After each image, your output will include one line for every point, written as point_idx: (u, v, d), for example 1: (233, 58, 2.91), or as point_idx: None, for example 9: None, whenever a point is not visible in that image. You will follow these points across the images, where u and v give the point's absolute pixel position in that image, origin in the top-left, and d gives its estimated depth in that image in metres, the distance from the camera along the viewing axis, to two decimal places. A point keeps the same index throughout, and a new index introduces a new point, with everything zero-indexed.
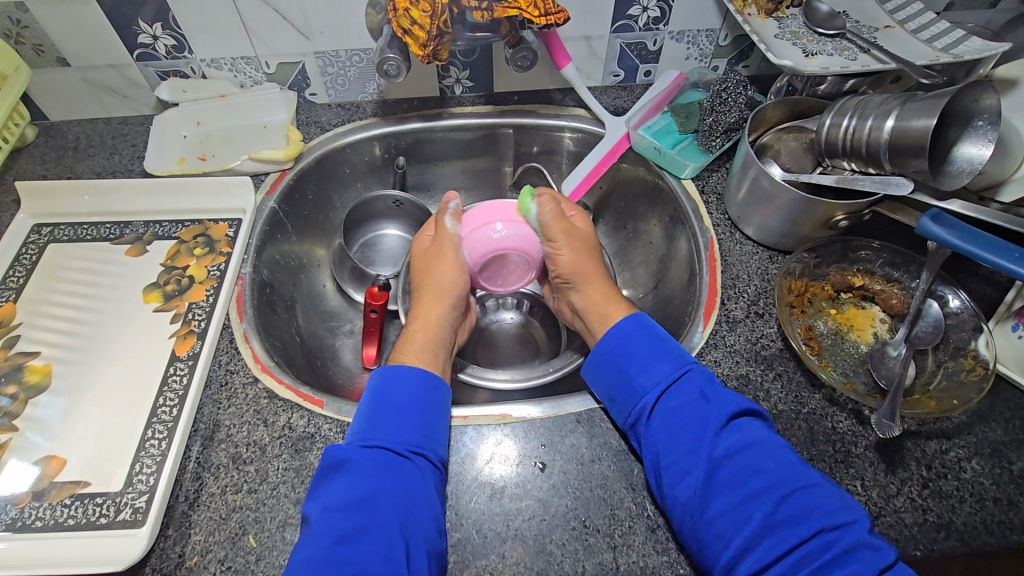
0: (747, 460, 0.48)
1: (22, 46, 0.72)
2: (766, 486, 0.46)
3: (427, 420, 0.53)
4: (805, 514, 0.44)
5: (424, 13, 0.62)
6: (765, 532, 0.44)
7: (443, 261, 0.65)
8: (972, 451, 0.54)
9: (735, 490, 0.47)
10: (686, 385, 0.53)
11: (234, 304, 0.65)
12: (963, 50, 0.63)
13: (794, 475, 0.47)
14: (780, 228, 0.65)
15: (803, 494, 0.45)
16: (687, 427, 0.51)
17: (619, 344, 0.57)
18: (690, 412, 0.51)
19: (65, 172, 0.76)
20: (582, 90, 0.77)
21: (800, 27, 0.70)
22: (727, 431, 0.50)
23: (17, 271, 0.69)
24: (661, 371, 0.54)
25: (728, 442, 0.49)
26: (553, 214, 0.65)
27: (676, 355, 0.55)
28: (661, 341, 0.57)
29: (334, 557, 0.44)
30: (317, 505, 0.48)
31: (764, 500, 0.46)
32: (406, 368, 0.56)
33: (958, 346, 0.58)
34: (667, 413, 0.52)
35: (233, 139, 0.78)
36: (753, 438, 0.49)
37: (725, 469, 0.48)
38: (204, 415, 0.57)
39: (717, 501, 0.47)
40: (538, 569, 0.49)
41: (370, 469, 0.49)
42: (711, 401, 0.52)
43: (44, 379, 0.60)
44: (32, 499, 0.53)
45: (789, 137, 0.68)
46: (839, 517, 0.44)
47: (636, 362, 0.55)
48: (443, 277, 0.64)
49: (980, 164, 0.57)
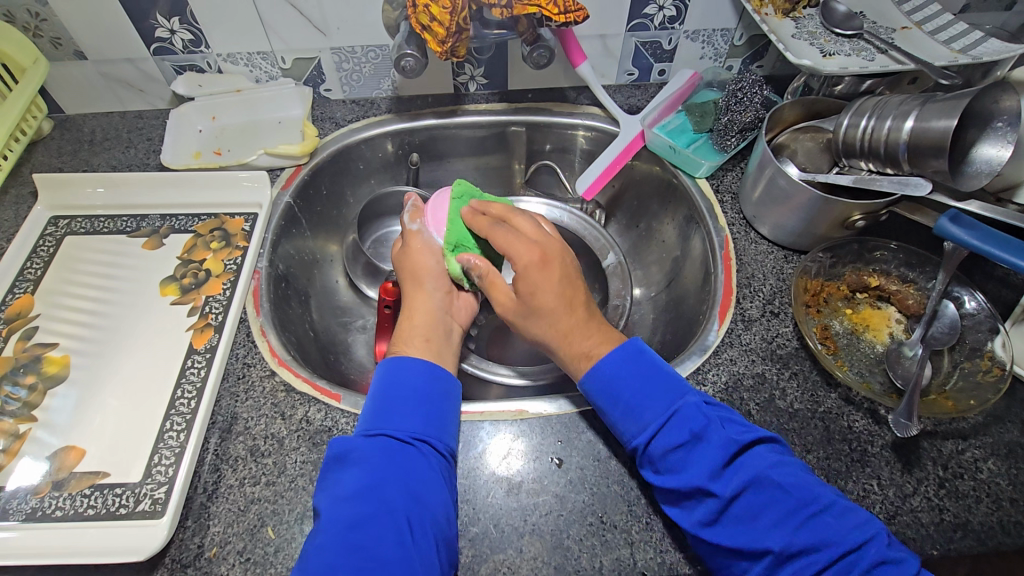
0: (754, 497, 0.46)
1: (40, 39, 0.72)
2: (777, 520, 0.45)
3: (430, 408, 0.53)
4: (819, 541, 0.43)
5: (443, 9, 0.62)
6: (785, 561, 0.44)
7: (415, 250, 0.66)
8: (989, 452, 0.54)
9: (748, 525, 0.45)
10: (676, 426, 0.50)
11: (251, 298, 0.66)
12: (981, 51, 0.63)
13: (807, 499, 0.45)
14: (796, 227, 0.65)
15: (818, 519, 0.44)
16: (683, 470, 0.48)
17: (605, 383, 0.53)
18: (684, 456, 0.49)
19: (82, 165, 0.76)
20: (597, 89, 0.77)
21: (817, 27, 0.70)
22: (727, 471, 0.47)
23: (35, 263, 0.69)
24: (648, 416, 0.51)
25: (732, 481, 0.47)
26: (490, 276, 0.61)
27: (663, 392, 0.52)
28: (647, 378, 0.53)
29: (343, 544, 0.44)
30: (326, 495, 0.47)
31: (777, 533, 0.44)
32: (411, 359, 0.55)
33: (974, 347, 0.58)
34: (660, 458, 0.49)
35: (249, 135, 0.79)
36: (756, 473, 0.47)
37: (732, 507, 0.46)
38: (222, 407, 0.57)
39: (729, 536, 0.46)
40: (556, 563, 0.49)
41: (375, 457, 0.49)
42: (705, 442, 0.49)
43: (62, 370, 0.60)
44: (52, 489, 0.53)
45: (806, 137, 0.68)
46: (856, 537, 0.43)
47: (621, 404, 0.52)
48: (421, 267, 0.65)
49: (998, 165, 0.57)
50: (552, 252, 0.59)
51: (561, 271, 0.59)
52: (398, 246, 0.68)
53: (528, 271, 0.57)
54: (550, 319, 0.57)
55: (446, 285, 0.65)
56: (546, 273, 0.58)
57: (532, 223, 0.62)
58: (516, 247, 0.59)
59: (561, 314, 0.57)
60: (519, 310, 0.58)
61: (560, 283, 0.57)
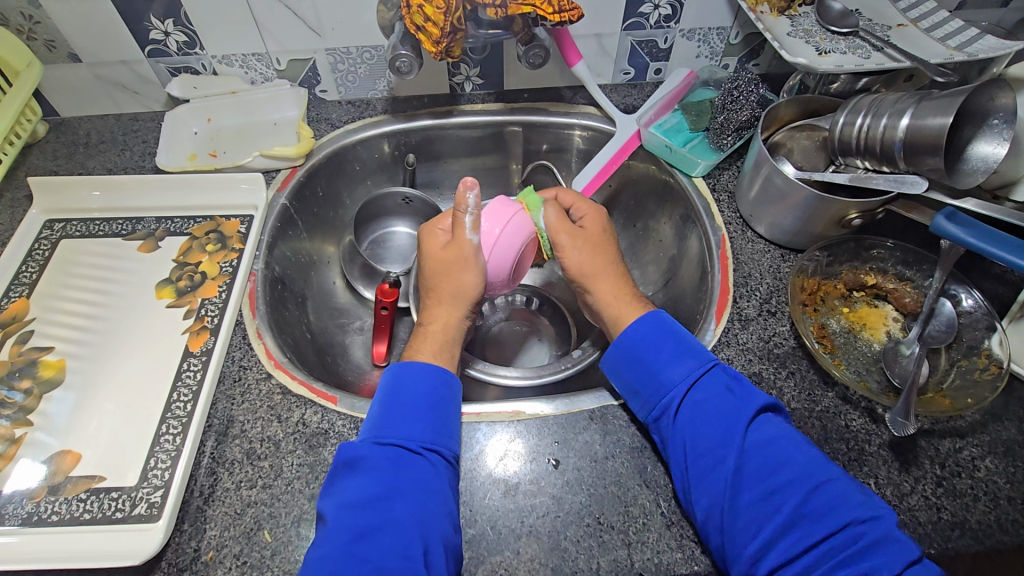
0: (775, 452, 0.48)
1: (34, 42, 0.72)
2: (795, 477, 0.46)
3: (437, 416, 0.52)
4: (833, 507, 0.44)
5: (438, 10, 0.62)
6: (794, 523, 0.45)
7: (460, 265, 0.62)
8: (986, 450, 0.54)
9: (766, 482, 0.47)
10: (712, 380, 0.53)
11: (246, 301, 0.65)
12: (977, 49, 0.63)
13: (819, 470, 0.47)
14: (793, 225, 0.64)
15: (833, 485, 0.46)
16: (714, 420, 0.50)
17: (640, 339, 0.56)
18: (717, 405, 0.51)
19: (76, 168, 0.76)
20: (593, 88, 0.77)
21: (812, 25, 0.70)
22: (753, 427, 0.50)
23: (30, 267, 0.69)
24: (685, 367, 0.54)
25: (757, 437, 0.49)
26: (557, 221, 0.65)
27: (698, 351, 0.55)
28: (683, 338, 0.56)
29: (348, 553, 0.44)
30: (332, 503, 0.47)
31: (793, 492, 0.46)
32: (419, 366, 0.55)
33: (971, 345, 0.58)
34: (693, 407, 0.52)
35: (244, 136, 0.78)
36: (779, 434, 0.49)
37: (754, 462, 0.48)
38: (219, 410, 0.57)
39: (748, 491, 0.47)
40: (553, 565, 0.49)
41: (383, 465, 0.49)
42: (738, 396, 0.52)
43: (58, 374, 0.60)
44: (47, 494, 0.53)
45: (801, 135, 0.68)
46: (866, 510, 0.44)
47: (656, 359, 0.55)
48: (460, 284, 0.62)
49: (995, 163, 0.56)
50: (605, 212, 0.67)
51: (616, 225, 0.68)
52: (438, 249, 0.63)
53: (593, 215, 0.66)
54: (605, 256, 0.64)
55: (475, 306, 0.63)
56: (603, 226, 0.66)
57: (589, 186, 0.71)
58: (583, 198, 0.67)
59: (614, 257, 0.65)
60: (584, 246, 0.64)
61: (610, 229, 0.67)
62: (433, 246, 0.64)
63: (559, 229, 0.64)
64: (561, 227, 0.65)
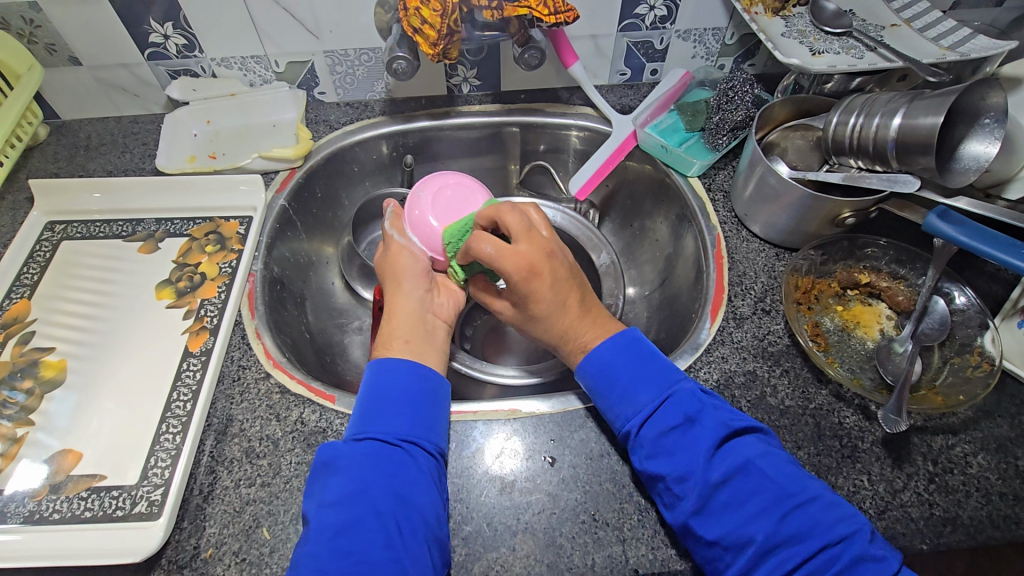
0: (744, 482, 0.47)
1: (35, 46, 0.72)
2: (765, 505, 0.46)
3: (414, 409, 0.53)
4: (807, 530, 0.44)
5: (435, 12, 0.62)
6: (766, 554, 0.44)
7: (395, 251, 0.66)
8: (978, 447, 0.54)
9: (735, 512, 0.46)
10: (671, 409, 0.51)
11: (245, 301, 0.66)
12: (970, 48, 0.63)
13: (793, 490, 0.46)
14: (787, 225, 0.65)
15: (803, 509, 0.45)
16: (676, 453, 0.49)
17: (600, 368, 0.55)
18: (679, 437, 0.50)
19: (77, 170, 0.76)
20: (590, 89, 0.78)
21: (806, 26, 0.70)
22: (719, 453, 0.48)
23: (31, 268, 0.69)
24: (643, 399, 0.52)
25: (723, 465, 0.48)
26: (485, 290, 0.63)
27: (658, 376, 0.53)
28: (642, 363, 0.54)
29: (332, 550, 0.44)
30: (313, 502, 0.48)
31: (763, 522, 0.45)
32: (388, 360, 0.56)
33: (964, 343, 0.58)
34: (653, 440, 0.50)
35: (243, 138, 0.79)
36: (747, 458, 0.48)
37: (722, 492, 0.47)
38: (218, 409, 0.58)
39: (716, 524, 0.46)
40: (548, 561, 0.50)
41: (361, 461, 0.49)
42: (700, 424, 0.50)
43: (58, 374, 0.61)
44: (49, 492, 0.53)
45: (796, 134, 0.68)
46: (840, 529, 0.44)
47: (618, 388, 0.53)
48: (400, 265, 0.65)
49: (986, 161, 0.56)
50: (540, 261, 0.55)
51: (553, 278, 0.55)
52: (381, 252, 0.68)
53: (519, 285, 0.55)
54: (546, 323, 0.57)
55: (423, 281, 0.64)
56: (537, 285, 0.55)
57: (521, 218, 0.56)
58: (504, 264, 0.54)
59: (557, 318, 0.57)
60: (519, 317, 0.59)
61: (547, 288, 0.55)
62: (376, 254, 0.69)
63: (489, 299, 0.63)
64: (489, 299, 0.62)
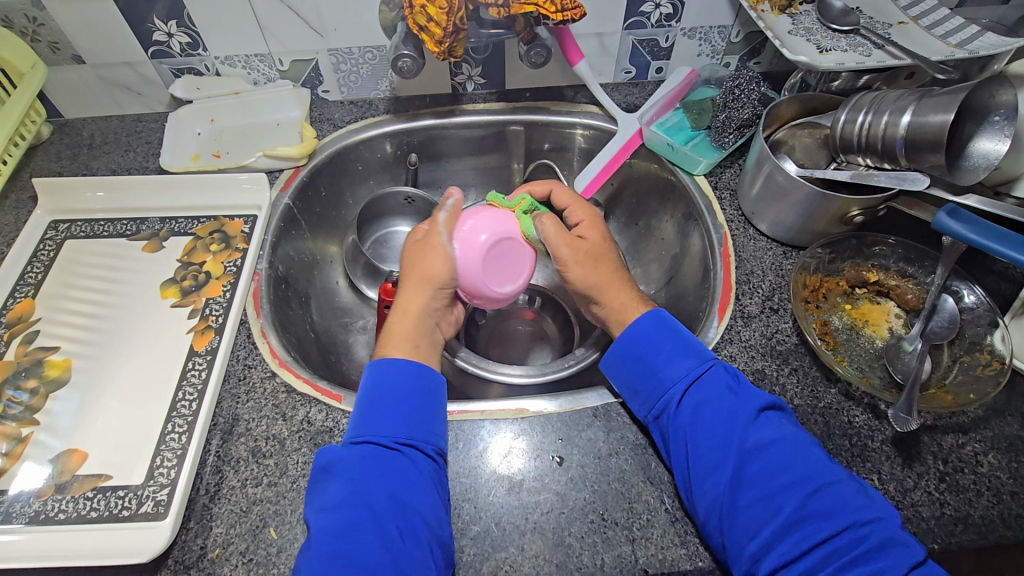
0: (777, 455, 0.47)
1: (38, 44, 0.72)
2: (796, 480, 0.46)
3: (411, 411, 0.52)
4: (834, 510, 0.44)
5: (440, 10, 0.62)
6: (793, 526, 0.44)
7: (432, 254, 0.63)
8: (989, 446, 0.54)
9: (765, 485, 0.47)
10: (713, 378, 0.52)
11: (250, 300, 0.66)
12: (978, 46, 0.63)
13: (823, 471, 0.47)
14: (794, 223, 0.65)
15: (831, 489, 0.45)
16: (715, 421, 0.50)
17: (644, 336, 0.56)
18: (719, 405, 0.51)
19: (81, 169, 0.76)
20: (595, 87, 0.78)
21: (813, 24, 0.70)
22: (759, 421, 0.50)
23: (35, 267, 0.69)
24: (686, 365, 0.53)
25: (760, 434, 0.49)
26: (555, 232, 0.63)
27: (698, 350, 0.55)
28: (684, 337, 0.55)
29: (332, 555, 0.44)
30: (313, 507, 0.48)
31: (791, 494, 0.45)
32: (391, 362, 0.55)
33: (973, 341, 0.58)
34: (693, 406, 0.51)
35: (247, 136, 0.78)
36: (782, 435, 0.49)
37: (756, 461, 0.48)
38: (223, 409, 0.57)
39: (747, 492, 0.47)
40: (558, 561, 0.49)
41: (358, 466, 0.49)
42: (739, 395, 0.51)
43: (63, 374, 0.61)
44: (54, 492, 0.53)
45: (803, 133, 0.68)
46: (868, 513, 0.44)
47: (661, 354, 0.54)
48: (430, 270, 0.62)
49: (997, 158, 0.56)
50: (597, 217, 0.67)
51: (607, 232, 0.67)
52: (416, 241, 0.65)
53: (588, 223, 0.66)
54: (607, 268, 0.63)
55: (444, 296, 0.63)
56: (597, 232, 0.65)
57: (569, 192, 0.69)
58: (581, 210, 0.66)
59: (614, 266, 0.63)
60: (586, 255, 0.63)
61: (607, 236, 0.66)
62: (412, 238, 0.66)
63: (559, 240, 0.62)
64: (562, 238, 0.62)
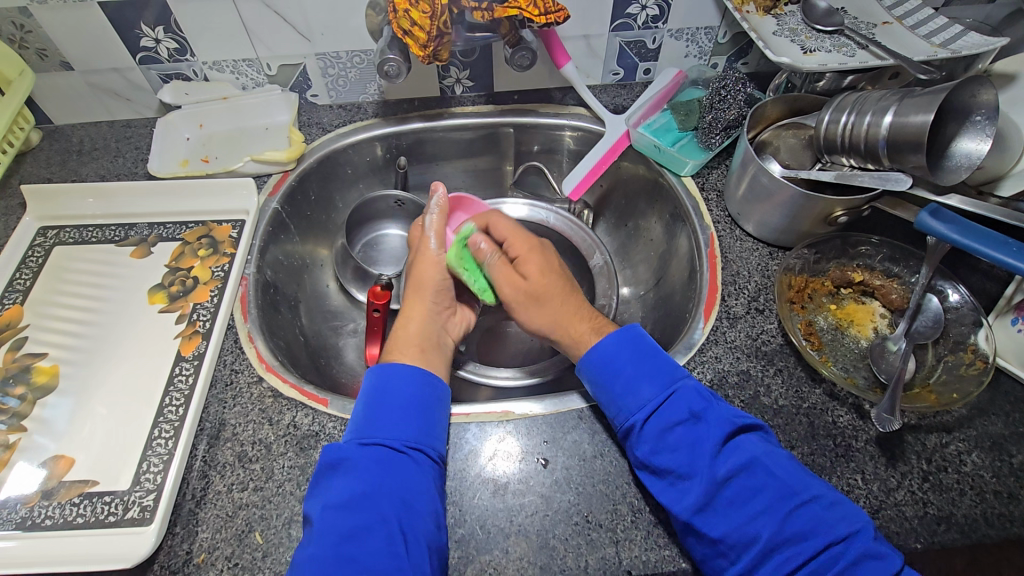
0: (749, 478, 0.47)
1: (26, 51, 0.72)
2: (769, 504, 0.46)
3: (421, 416, 0.53)
4: (810, 530, 0.44)
5: (424, 14, 0.62)
6: (771, 550, 0.44)
7: (423, 262, 0.66)
8: (972, 445, 0.54)
9: (738, 509, 0.46)
10: (677, 404, 0.51)
11: (238, 305, 0.66)
12: (961, 45, 0.63)
13: (796, 487, 0.46)
14: (780, 224, 0.65)
15: (807, 508, 0.45)
16: (680, 449, 0.49)
17: (606, 361, 0.55)
18: (683, 434, 0.50)
19: (70, 175, 0.76)
20: (582, 89, 0.78)
21: (798, 24, 0.70)
22: (724, 451, 0.48)
23: (24, 273, 0.69)
24: (648, 392, 0.52)
25: (728, 462, 0.48)
26: (496, 268, 0.63)
27: (664, 372, 0.53)
28: (650, 358, 0.54)
29: (337, 555, 0.44)
30: (318, 504, 0.48)
31: (768, 518, 0.45)
32: (400, 365, 0.56)
33: (957, 341, 0.58)
34: (658, 435, 0.50)
35: (236, 142, 0.79)
36: (752, 455, 0.48)
37: (725, 489, 0.47)
38: (210, 414, 0.58)
39: (719, 522, 0.46)
40: (542, 563, 0.50)
41: (370, 467, 0.49)
42: (704, 421, 0.50)
43: (51, 380, 0.61)
44: (41, 499, 0.53)
45: (789, 133, 0.68)
46: (843, 528, 0.44)
47: (622, 382, 0.53)
48: (426, 277, 0.65)
49: (978, 159, 0.56)
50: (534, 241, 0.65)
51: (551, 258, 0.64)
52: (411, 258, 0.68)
53: (528, 255, 0.63)
54: (555, 301, 0.60)
55: (445, 301, 0.65)
56: (530, 264, 0.62)
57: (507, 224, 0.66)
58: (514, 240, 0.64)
59: (563, 295, 0.61)
60: (527, 296, 0.61)
61: (555, 264, 0.63)
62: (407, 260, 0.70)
63: (506, 280, 0.63)
64: (504, 278, 0.62)
